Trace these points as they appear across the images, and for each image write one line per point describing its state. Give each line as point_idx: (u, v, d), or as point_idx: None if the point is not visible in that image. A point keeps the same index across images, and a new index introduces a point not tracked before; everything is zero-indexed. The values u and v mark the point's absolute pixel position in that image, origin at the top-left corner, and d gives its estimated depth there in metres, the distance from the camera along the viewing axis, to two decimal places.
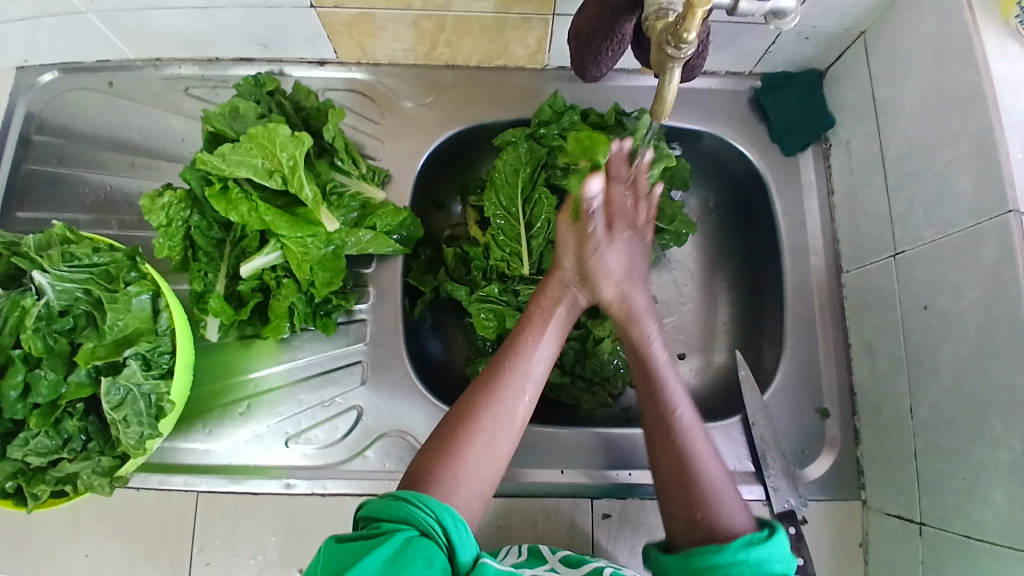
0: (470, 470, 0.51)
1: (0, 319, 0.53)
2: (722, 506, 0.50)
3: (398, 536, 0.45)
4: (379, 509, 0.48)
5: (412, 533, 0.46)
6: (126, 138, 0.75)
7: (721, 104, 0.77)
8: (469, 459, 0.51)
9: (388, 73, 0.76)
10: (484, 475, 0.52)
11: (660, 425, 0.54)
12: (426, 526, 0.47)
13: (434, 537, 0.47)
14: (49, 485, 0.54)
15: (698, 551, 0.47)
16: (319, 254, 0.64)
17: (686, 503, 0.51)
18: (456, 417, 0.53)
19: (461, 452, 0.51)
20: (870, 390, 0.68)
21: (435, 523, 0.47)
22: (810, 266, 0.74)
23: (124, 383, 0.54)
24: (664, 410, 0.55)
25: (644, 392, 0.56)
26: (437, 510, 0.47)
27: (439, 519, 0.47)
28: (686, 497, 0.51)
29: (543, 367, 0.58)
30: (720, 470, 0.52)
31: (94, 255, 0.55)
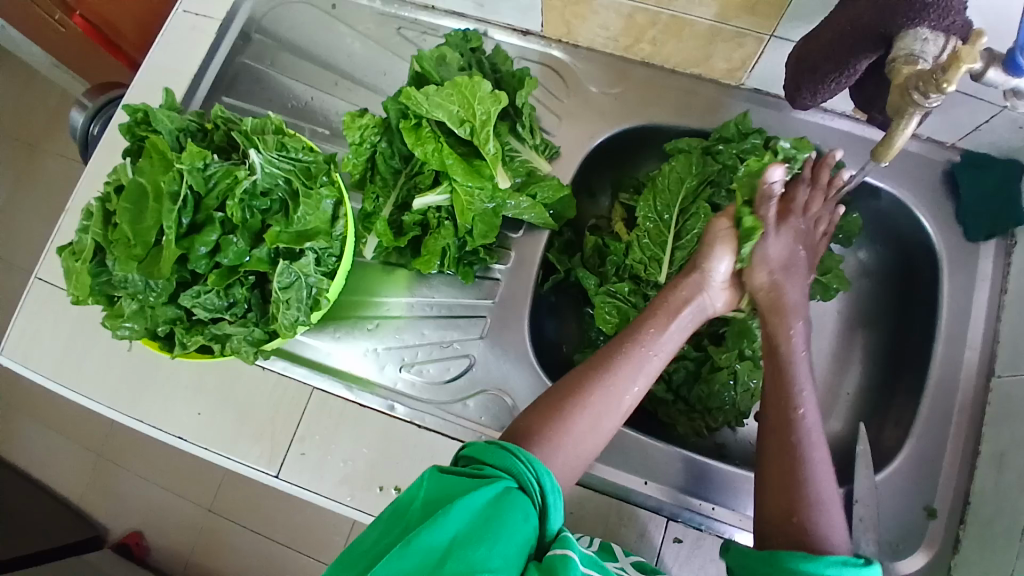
0: (574, 439, 0.53)
1: (211, 182, 0.59)
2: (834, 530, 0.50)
3: (501, 482, 0.46)
4: (484, 452, 0.49)
5: (512, 483, 0.47)
6: (333, 59, 0.82)
7: (911, 169, 0.74)
8: (573, 430, 0.53)
9: (583, 56, 0.78)
10: (586, 444, 0.54)
11: (783, 422, 0.56)
12: (526, 480, 0.48)
13: (529, 493, 0.48)
14: (203, 337, 0.61)
15: (786, 552, 0.48)
16: (481, 208, 0.67)
17: (787, 498, 0.52)
18: (567, 385, 0.56)
19: (567, 421, 0.53)
20: (987, 500, 0.64)
21: (534, 480, 0.48)
22: (961, 358, 0.69)
23: (297, 270, 0.59)
24: (789, 415, 0.56)
25: (772, 399, 0.58)
26: (537, 470, 0.49)
27: (538, 479, 0.48)
28: (786, 495, 0.52)
29: (654, 367, 0.59)
30: (828, 479, 0.53)
31: (301, 151, 0.60)
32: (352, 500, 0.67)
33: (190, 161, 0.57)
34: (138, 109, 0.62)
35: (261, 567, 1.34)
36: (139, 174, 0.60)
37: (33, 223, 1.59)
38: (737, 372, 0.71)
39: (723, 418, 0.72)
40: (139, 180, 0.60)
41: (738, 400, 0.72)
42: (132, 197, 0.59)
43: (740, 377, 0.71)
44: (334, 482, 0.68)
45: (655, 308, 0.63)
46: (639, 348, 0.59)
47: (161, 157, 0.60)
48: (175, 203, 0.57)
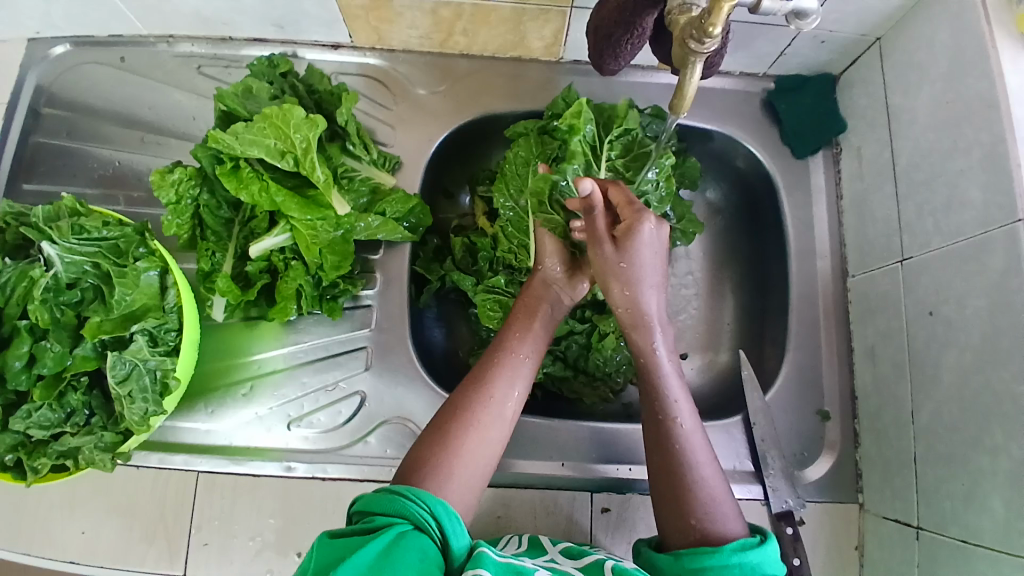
0: (465, 462, 0.52)
1: (8, 289, 0.53)
2: (713, 516, 0.52)
3: (392, 528, 0.45)
4: (374, 501, 0.47)
5: (405, 527, 0.45)
6: (135, 115, 0.75)
7: (735, 106, 0.77)
8: (463, 452, 0.52)
9: (402, 60, 0.76)
10: (479, 461, 0.53)
11: (655, 411, 0.57)
12: (421, 519, 0.46)
13: (428, 531, 0.46)
14: (49, 458, 0.53)
15: (691, 554, 0.49)
16: (328, 237, 0.64)
17: (678, 506, 0.53)
18: (450, 406, 0.55)
19: (455, 446, 0.52)
20: (871, 394, 0.69)
21: (428, 517, 0.46)
22: (817, 270, 0.74)
23: (131, 358, 0.54)
24: (660, 414, 0.57)
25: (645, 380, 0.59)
26: (431, 503, 0.47)
27: (432, 511, 0.47)
28: (675, 510, 0.53)
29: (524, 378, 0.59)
30: (710, 464, 0.55)
31: (103, 228, 0.55)
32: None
33: None
34: None
35: None
36: None
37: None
38: (624, 334, 0.72)
39: (624, 377, 0.75)
40: None
41: (632, 356, 0.74)
42: None
43: None
44: (247, 561, 0.64)
45: (519, 313, 0.63)
46: (507, 364, 0.58)
47: None
48: None
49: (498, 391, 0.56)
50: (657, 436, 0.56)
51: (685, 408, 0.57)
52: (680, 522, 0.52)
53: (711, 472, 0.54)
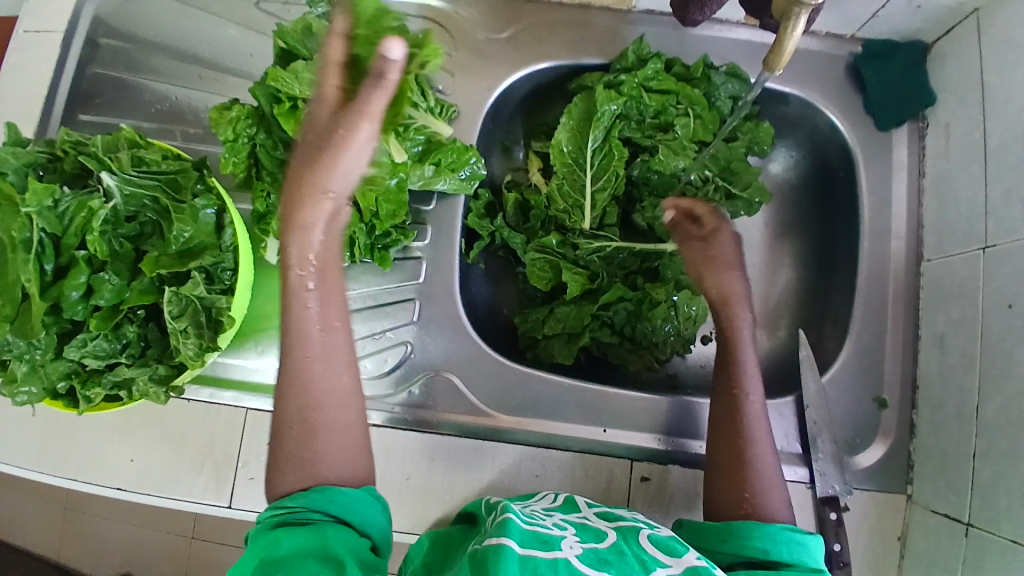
0: (322, 456, 0.47)
1: (66, 220, 0.52)
2: (765, 497, 0.54)
3: (297, 539, 0.43)
4: (268, 531, 0.44)
5: (303, 530, 0.43)
6: (194, 49, 0.74)
7: (816, 69, 0.72)
8: (314, 445, 0.47)
9: (465, 3, 0.73)
10: (341, 454, 0.47)
11: (723, 417, 0.58)
12: (315, 518, 0.44)
13: (326, 520, 0.44)
14: (103, 388, 0.54)
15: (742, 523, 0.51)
16: (384, 185, 0.63)
17: (736, 485, 0.54)
18: (279, 383, 0.50)
19: (309, 441, 0.47)
20: (934, 385, 0.65)
21: (318, 511, 0.44)
22: (889, 250, 0.70)
23: (187, 294, 0.54)
24: (732, 395, 0.58)
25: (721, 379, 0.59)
26: (309, 504, 0.44)
27: (321, 509, 0.44)
28: (732, 480, 0.55)
29: (309, 328, 0.47)
30: (769, 453, 0.56)
31: (162, 162, 0.54)
32: None
33: (36, 202, 0.50)
34: None
35: None
36: None
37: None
38: (677, 304, 0.69)
39: (670, 348, 0.71)
40: None
41: (681, 329, 0.70)
42: None
43: (680, 307, 0.69)
44: None
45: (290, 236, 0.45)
46: (293, 330, 0.47)
47: (6, 201, 0.51)
48: (30, 250, 0.51)
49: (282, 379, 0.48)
50: (721, 415, 0.58)
51: (756, 398, 0.58)
52: (731, 491, 0.55)
53: (766, 453, 0.56)
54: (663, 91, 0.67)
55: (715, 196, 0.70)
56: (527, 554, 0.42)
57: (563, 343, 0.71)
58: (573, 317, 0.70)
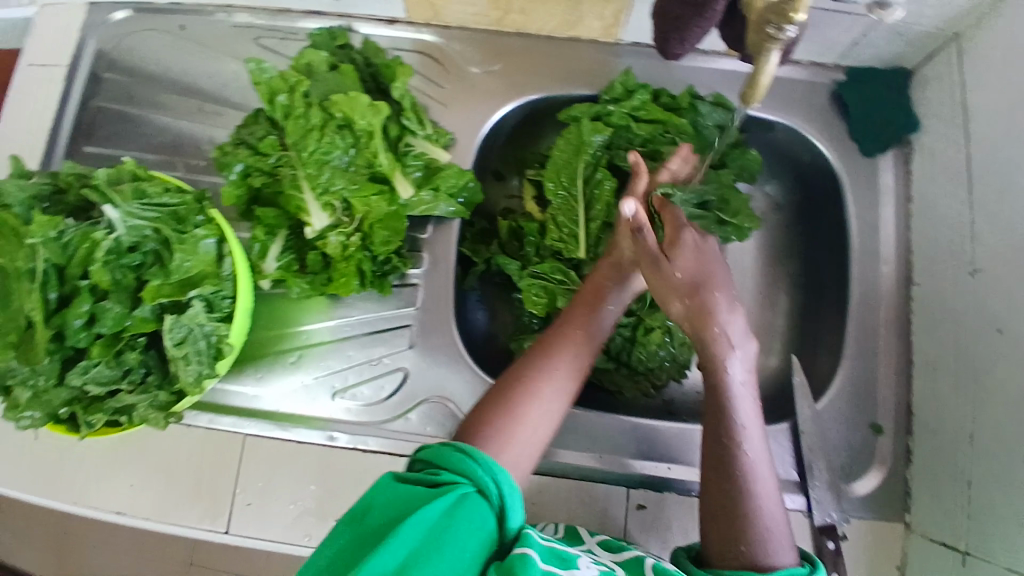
0: (526, 428, 0.52)
1: (70, 249, 0.53)
2: (766, 546, 0.48)
3: (457, 490, 0.44)
4: (441, 457, 0.47)
5: (469, 490, 0.45)
6: (195, 84, 0.76)
7: (801, 98, 0.74)
8: (526, 418, 0.52)
9: (456, 36, 0.75)
10: (538, 433, 0.53)
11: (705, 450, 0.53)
12: (484, 485, 0.46)
13: (488, 496, 0.46)
14: (105, 413, 0.55)
15: (733, 573, 0.47)
16: (382, 211, 0.65)
17: (726, 532, 0.50)
18: (512, 373, 0.55)
19: (519, 411, 0.52)
20: (928, 405, 0.66)
21: (492, 485, 0.46)
22: (879, 275, 0.71)
23: (187, 322, 0.55)
24: (731, 437, 0.52)
25: (707, 399, 0.54)
26: (496, 472, 0.47)
27: (496, 481, 0.46)
28: (725, 530, 0.50)
29: (592, 342, 0.59)
30: (772, 496, 0.51)
31: (165, 194, 0.56)
32: (311, 541, 0.64)
33: (41, 233, 0.51)
34: None
35: None
36: None
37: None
38: (671, 329, 0.72)
39: (665, 373, 0.73)
40: None
41: (676, 354, 0.72)
42: None
43: (674, 333, 0.72)
44: (285, 525, 0.65)
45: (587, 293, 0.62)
46: (581, 353, 0.58)
47: (14, 233, 0.53)
48: (34, 279, 0.52)
49: (546, 388, 0.54)
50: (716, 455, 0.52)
51: (756, 437, 0.52)
52: (723, 535, 0.50)
53: (768, 498, 0.51)
54: (653, 121, 0.70)
55: None
56: (550, 568, 0.43)
57: None
58: None
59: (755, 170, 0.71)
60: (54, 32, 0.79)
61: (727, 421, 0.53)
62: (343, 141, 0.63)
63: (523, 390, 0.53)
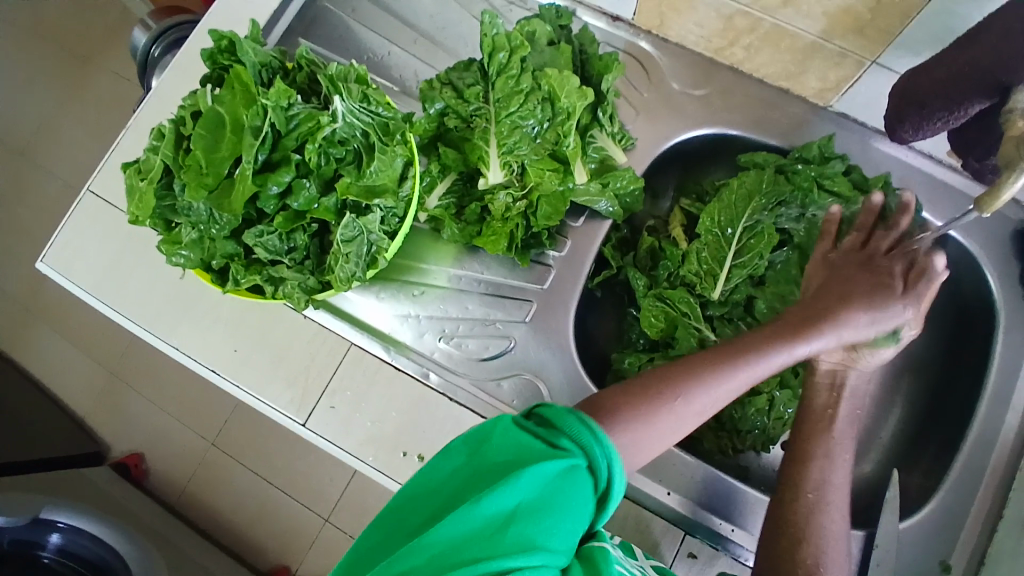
0: (622, 449, 0.50)
1: (293, 123, 0.57)
2: (831, 573, 0.55)
3: (571, 459, 0.43)
4: (563, 419, 0.45)
5: (580, 462, 0.43)
6: (417, 17, 0.80)
7: (988, 224, 0.72)
8: (624, 442, 0.50)
9: (671, 52, 0.76)
10: (630, 458, 0.51)
11: (793, 489, 0.58)
12: (596, 464, 0.44)
13: (597, 475, 0.44)
14: (259, 278, 0.59)
15: None
16: (550, 188, 0.68)
17: (802, 549, 0.55)
18: (622, 390, 0.53)
19: (620, 432, 0.50)
20: (1002, 563, 0.62)
21: (603, 466, 0.44)
22: (1005, 421, 0.68)
23: (362, 225, 0.58)
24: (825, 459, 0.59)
25: (793, 450, 0.61)
26: (610, 457, 0.44)
27: (609, 465, 0.44)
28: (799, 544, 0.56)
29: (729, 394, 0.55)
30: (842, 528, 0.57)
31: (383, 105, 0.58)
32: (375, 462, 0.67)
33: (276, 99, 0.55)
34: (224, 36, 0.60)
35: (258, 508, 1.39)
36: (218, 102, 0.57)
37: (81, 151, 1.65)
38: (775, 400, 0.70)
39: (750, 441, 0.72)
40: (217, 109, 0.57)
41: (769, 426, 0.71)
42: (208, 125, 0.56)
43: (776, 404, 0.70)
44: (359, 439, 0.68)
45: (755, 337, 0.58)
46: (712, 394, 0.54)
47: (244, 89, 0.57)
48: (255, 138, 0.55)
49: (654, 422, 0.52)
50: (812, 478, 0.58)
51: (845, 469, 0.60)
52: (796, 548, 0.56)
53: (840, 528, 0.57)
54: (836, 195, 0.68)
55: None
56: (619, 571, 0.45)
57: None
58: None
59: None
60: None
61: (826, 448, 0.60)
62: (541, 113, 0.65)
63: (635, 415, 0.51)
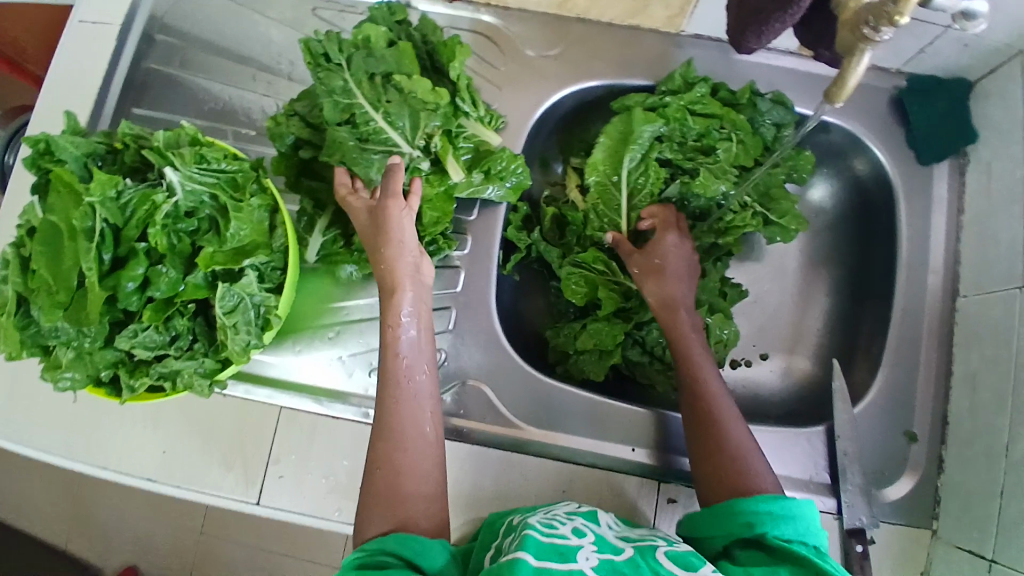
0: (410, 477, 0.52)
1: (128, 211, 0.52)
2: (760, 476, 0.53)
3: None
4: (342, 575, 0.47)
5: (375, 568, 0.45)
6: (249, 52, 0.75)
7: (862, 102, 0.73)
8: (402, 469, 0.52)
9: (516, 18, 0.74)
10: (424, 473, 0.52)
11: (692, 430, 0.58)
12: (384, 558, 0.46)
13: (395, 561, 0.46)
14: (151, 378, 0.55)
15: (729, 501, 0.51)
16: (432, 192, 0.66)
17: (728, 476, 0.53)
18: (372, 446, 0.53)
19: (392, 468, 0.51)
20: (965, 421, 0.65)
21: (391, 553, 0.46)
22: (926, 284, 0.70)
23: (239, 291, 0.55)
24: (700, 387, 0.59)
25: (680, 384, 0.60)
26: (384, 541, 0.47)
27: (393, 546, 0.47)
28: (718, 477, 0.54)
29: (405, 368, 0.55)
30: (744, 432, 0.56)
31: (224, 161, 0.55)
32: (341, 514, 0.64)
33: (101, 192, 0.50)
34: (39, 139, 0.54)
35: None
36: (49, 211, 0.52)
37: None
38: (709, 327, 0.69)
39: None
40: (50, 218, 0.52)
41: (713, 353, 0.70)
42: (44, 239, 0.52)
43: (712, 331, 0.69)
44: (317, 497, 0.65)
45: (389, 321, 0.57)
46: (390, 379, 0.55)
47: (70, 190, 0.52)
48: (91, 240, 0.51)
49: (408, 434, 0.53)
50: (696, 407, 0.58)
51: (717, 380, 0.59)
52: (719, 477, 0.54)
53: (743, 432, 0.56)
54: (710, 116, 0.69)
55: (754, 220, 0.71)
56: (543, 565, 0.42)
57: (595, 360, 0.70)
58: (607, 334, 0.69)
59: (806, 155, 0.71)
60: None
61: (694, 369, 0.60)
62: (397, 118, 0.61)
63: (386, 450, 0.52)
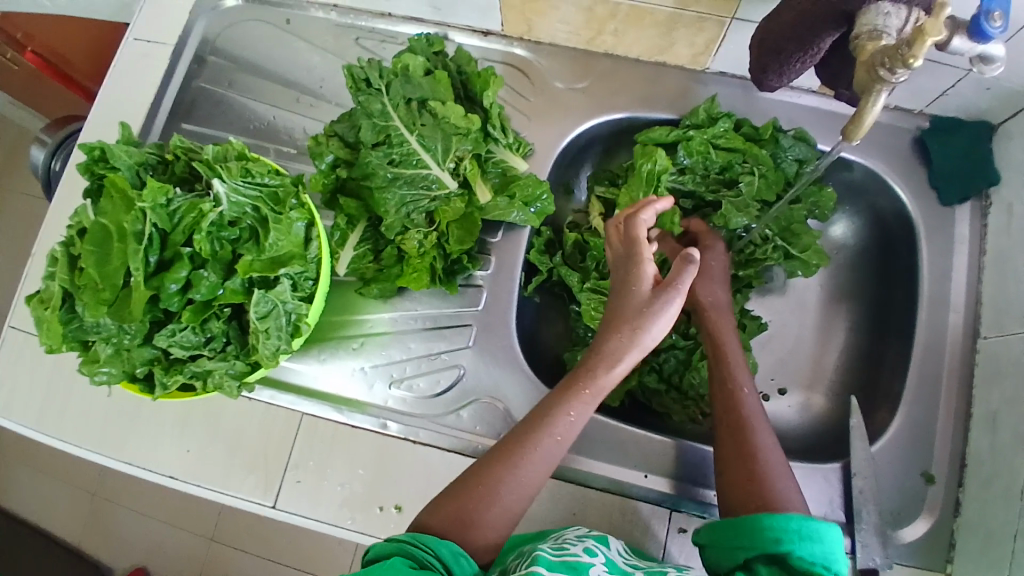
0: (495, 507, 0.51)
1: (176, 217, 0.56)
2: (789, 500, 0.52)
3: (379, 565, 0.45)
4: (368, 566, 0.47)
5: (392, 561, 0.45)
6: (294, 75, 0.80)
7: (884, 141, 0.74)
8: (501, 501, 0.51)
9: (547, 52, 0.77)
10: (512, 508, 0.52)
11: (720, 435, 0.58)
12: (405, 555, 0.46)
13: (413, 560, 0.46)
14: (184, 376, 0.58)
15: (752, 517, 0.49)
16: (459, 212, 0.68)
17: (750, 491, 0.53)
18: (474, 475, 0.53)
19: (485, 491, 0.51)
20: (984, 463, 0.64)
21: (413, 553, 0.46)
22: (947, 323, 0.70)
23: (273, 298, 0.58)
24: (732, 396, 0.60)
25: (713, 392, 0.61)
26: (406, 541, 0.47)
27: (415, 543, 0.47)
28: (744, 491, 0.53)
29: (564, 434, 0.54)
30: (772, 450, 0.56)
31: (267, 175, 0.58)
32: (354, 523, 0.66)
33: (152, 199, 0.54)
34: (94, 147, 0.58)
35: None
36: (101, 215, 0.56)
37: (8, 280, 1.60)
38: None
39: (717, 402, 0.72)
40: (101, 221, 0.56)
41: None
42: (94, 240, 0.55)
43: None
44: (334, 506, 0.66)
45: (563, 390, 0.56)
46: (529, 441, 0.53)
47: (122, 196, 0.56)
48: (139, 242, 0.54)
49: (523, 474, 0.52)
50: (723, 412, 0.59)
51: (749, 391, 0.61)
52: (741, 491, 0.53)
53: (768, 442, 0.57)
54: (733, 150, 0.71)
55: (774, 254, 0.73)
56: None
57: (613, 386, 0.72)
58: None
59: (828, 192, 0.72)
60: (162, 11, 0.84)
61: (722, 377, 0.62)
62: (430, 141, 0.65)
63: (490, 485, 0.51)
